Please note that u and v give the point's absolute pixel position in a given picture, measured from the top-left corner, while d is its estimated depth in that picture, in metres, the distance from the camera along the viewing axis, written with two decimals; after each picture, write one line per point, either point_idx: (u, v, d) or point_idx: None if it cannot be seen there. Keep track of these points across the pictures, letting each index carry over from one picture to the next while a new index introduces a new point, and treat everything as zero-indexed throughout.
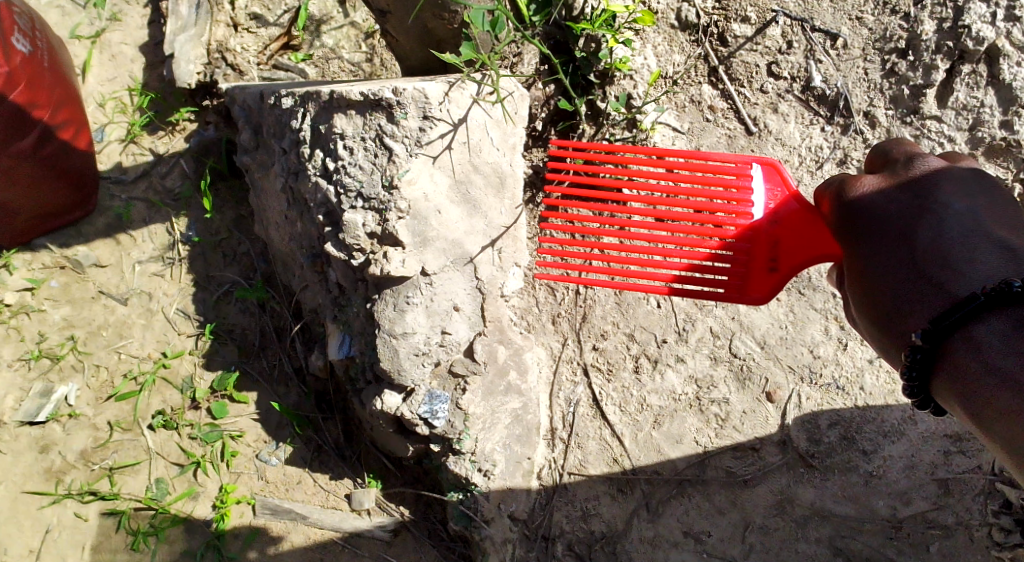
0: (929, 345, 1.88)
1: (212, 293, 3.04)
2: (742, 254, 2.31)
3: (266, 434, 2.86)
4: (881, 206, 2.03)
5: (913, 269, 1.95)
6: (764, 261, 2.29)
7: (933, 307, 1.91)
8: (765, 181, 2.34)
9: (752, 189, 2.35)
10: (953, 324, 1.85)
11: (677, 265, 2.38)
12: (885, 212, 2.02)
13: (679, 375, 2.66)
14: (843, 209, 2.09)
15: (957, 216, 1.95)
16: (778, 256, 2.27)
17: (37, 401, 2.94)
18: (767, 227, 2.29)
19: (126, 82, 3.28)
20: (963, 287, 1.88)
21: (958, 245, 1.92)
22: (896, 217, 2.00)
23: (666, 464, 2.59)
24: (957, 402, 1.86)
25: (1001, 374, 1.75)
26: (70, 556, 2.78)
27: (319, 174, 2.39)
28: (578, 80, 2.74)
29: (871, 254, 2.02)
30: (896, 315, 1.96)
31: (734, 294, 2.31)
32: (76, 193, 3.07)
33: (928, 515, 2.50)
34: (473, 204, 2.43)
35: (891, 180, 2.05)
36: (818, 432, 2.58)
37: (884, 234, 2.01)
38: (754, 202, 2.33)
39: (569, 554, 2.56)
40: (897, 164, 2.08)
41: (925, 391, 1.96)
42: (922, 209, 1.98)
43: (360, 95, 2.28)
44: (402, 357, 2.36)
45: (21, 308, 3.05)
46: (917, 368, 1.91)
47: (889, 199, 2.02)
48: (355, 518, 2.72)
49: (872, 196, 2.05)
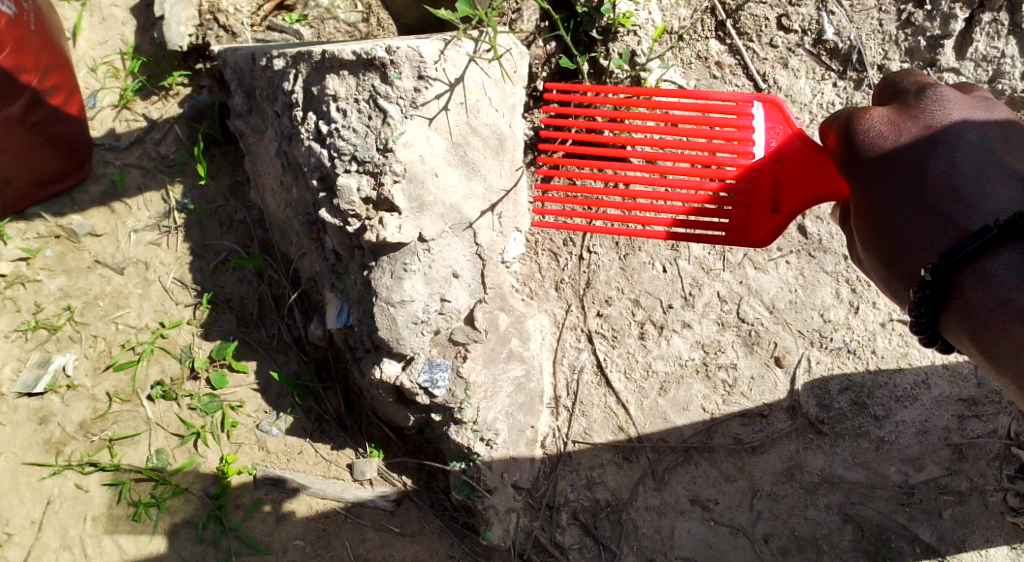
0: (939, 280, 1.78)
1: (209, 262, 2.98)
2: (744, 196, 2.23)
3: (267, 404, 2.82)
4: (890, 138, 1.92)
5: (922, 201, 1.85)
6: (765, 202, 2.22)
7: (944, 240, 1.81)
8: (767, 119, 2.26)
9: (753, 128, 2.27)
10: (963, 259, 1.75)
11: (679, 209, 2.30)
12: (895, 144, 1.90)
13: (685, 341, 2.59)
14: (850, 141, 1.98)
15: (970, 146, 1.85)
16: (780, 196, 2.21)
17: (35, 372, 2.90)
18: (769, 166, 2.22)
19: (118, 46, 3.19)
20: (977, 220, 1.78)
21: (971, 176, 1.82)
22: (906, 149, 1.89)
23: (672, 432, 2.54)
24: (967, 337, 1.77)
25: (1013, 307, 1.67)
26: (72, 527, 2.76)
27: (312, 138, 2.31)
28: (580, 37, 2.64)
29: (878, 188, 1.91)
30: (906, 250, 1.85)
31: (736, 237, 2.24)
32: (67, 161, 3.00)
33: (941, 481, 2.45)
34: (472, 166, 2.35)
35: (902, 111, 1.94)
36: (828, 397, 2.52)
37: (893, 167, 1.89)
38: (756, 141, 2.26)
39: (574, 523, 2.52)
40: (908, 95, 1.97)
41: (935, 329, 1.87)
42: (934, 139, 1.88)
43: (352, 55, 2.21)
44: (401, 326, 2.31)
45: (16, 279, 3.00)
46: (924, 306, 1.82)
47: (899, 130, 1.91)
48: (357, 488, 2.69)
49: (881, 128, 1.93)
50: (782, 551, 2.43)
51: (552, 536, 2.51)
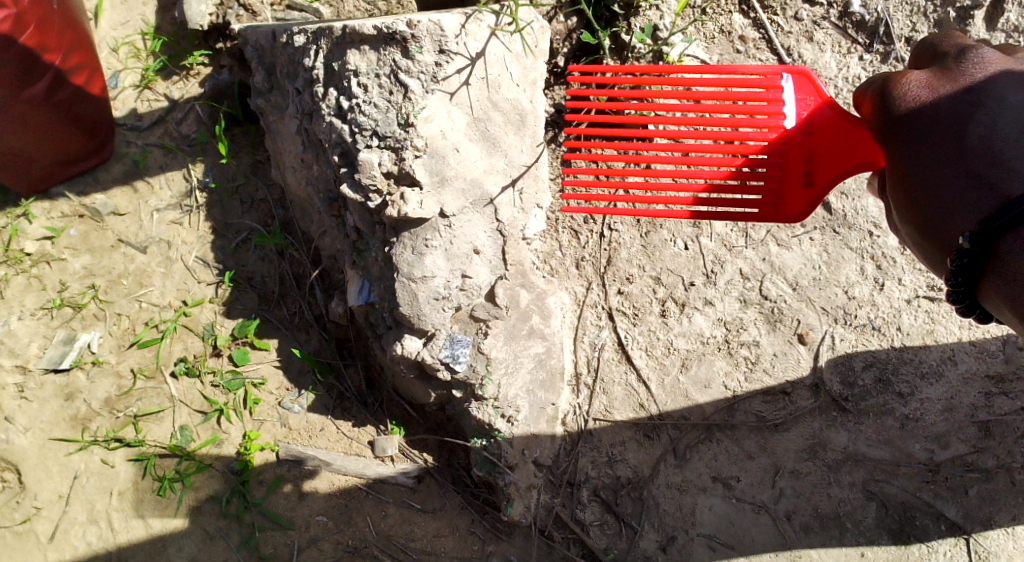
0: (976, 248, 1.76)
1: (231, 240, 2.99)
2: (777, 171, 2.20)
3: (288, 382, 2.84)
4: (929, 103, 1.87)
5: (961, 167, 1.81)
6: (799, 176, 2.19)
7: (983, 208, 1.77)
8: (796, 91, 2.23)
9: (783, 100, 2.24)
10: (1002, 228, 1.71)
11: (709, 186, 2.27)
12: (933, 108, 1.86)
13: (707, 318, 2.58)
14: (886, 107, 1.94)
15: (1011, 109, 1.79)
16: (813, 169, 2.18)
17: (61, 348, 2.93)
18: (800, 139, 2.19)
19: (138, 26, 3.19)
20: (1017, 187, 1.73)
21: (1013, 140, 1.77)
22: (944, 115, 1.85)
23: (694, 409, 2.53)
24: (1005, 306, 1.75)
25: None
26: (98, 502, 2.80)
27: (333, 114, 2.30)
28: (601, 12, 2.61)
29: (915, 155, 1.88)
30: (942, 219, 1.84)
31: (769, 213, 2.22)
32: (90, 140, 3.02)
33: (967, 458, 2.42)
34: (493, 142, 2.34)
35: (941, 73, 1.89)
36: (852, 374, 2.50)
37: (931, 134, 1.86)
38: (786, 114, 2.22)
39: (595, 499, 2.53)
40: (947, 57, 1.92)
41: (972, 298, 1.86)
42: (973, 102, 1.82)
43: (373, 29, 2.20)
44: (422, 302, 2.31)
45: (42, 257, 3.03)
46: (962, 275, 1.81)
47: (938, 94, 1.86)
48: (379, 464, 2.69)
49: (919, 92, 1.89)
50: (804, 529, 2.43)
51: (573, 512, 2.52)
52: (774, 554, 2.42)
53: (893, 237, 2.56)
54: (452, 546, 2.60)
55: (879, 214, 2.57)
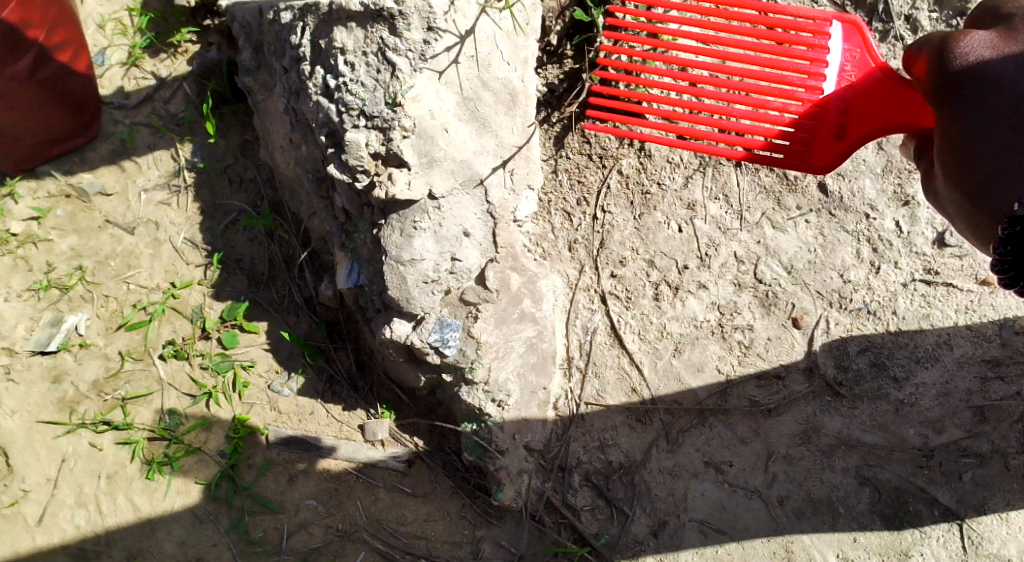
0: None
1: (220, 222, 2.95)
2: (809, 120, 2.23)
3: (278, 365, 2.81)
4: (993, 66, 1.76)
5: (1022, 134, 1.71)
6: (832, 126, 2.20)
7: None
8: (845, 41, 2.23)
9: (829, 48, 2.25)
10: None
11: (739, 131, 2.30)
12: (1000, 71, 1.74)
13: (701, 302, 2.55)
14: (944, 66, 1.83)
15: None
16: (848, 123, 2.19)
17: (47, 331, 2.90)
18: (841, 89, 2.20)
19: (126, 2, 3.14)
20: None
21: None
22: (1010, 79, 1.73)
23: (687, 394, 2.50)
24: None
25: None
26: (86, 485, 2.77)
27: (320, 92, 2.24)
28: None
29: (972, 120, 1.76)
30: (997, 188, 1.74)
31: (794, 161, 2.25)
32: (75, 119, 2.97)
33: (962, 444, 2.40)
34: (483, 122, 2.31)
35: (1006, 35, 1.78)
36: (847, 358, 2.47)
37: (993, 97, 1.74)
38: (830, 64, 2.23)
39: (587, 484, 2.51)
40: (1012, 16, 1.80)
41: (1014, 268, 1.79)
42: None
43: (359, 6, 2.14)
44: (411, 285, 2.27)
45: (28, 238, 2.98)
46: (1011, 245, 1.74)
47: (1005, 57, 1.75)
48: (369, 448, 2.67)
49: (983, 53, 1.78)
50: (796, 514, 2.41)
51: (564, 497, 2.50)
52: (766, 539, 2.41)
53: (890, 220, 2.52)
54: (443, 531, 2.58)
55: (876, 196, 2.53)
